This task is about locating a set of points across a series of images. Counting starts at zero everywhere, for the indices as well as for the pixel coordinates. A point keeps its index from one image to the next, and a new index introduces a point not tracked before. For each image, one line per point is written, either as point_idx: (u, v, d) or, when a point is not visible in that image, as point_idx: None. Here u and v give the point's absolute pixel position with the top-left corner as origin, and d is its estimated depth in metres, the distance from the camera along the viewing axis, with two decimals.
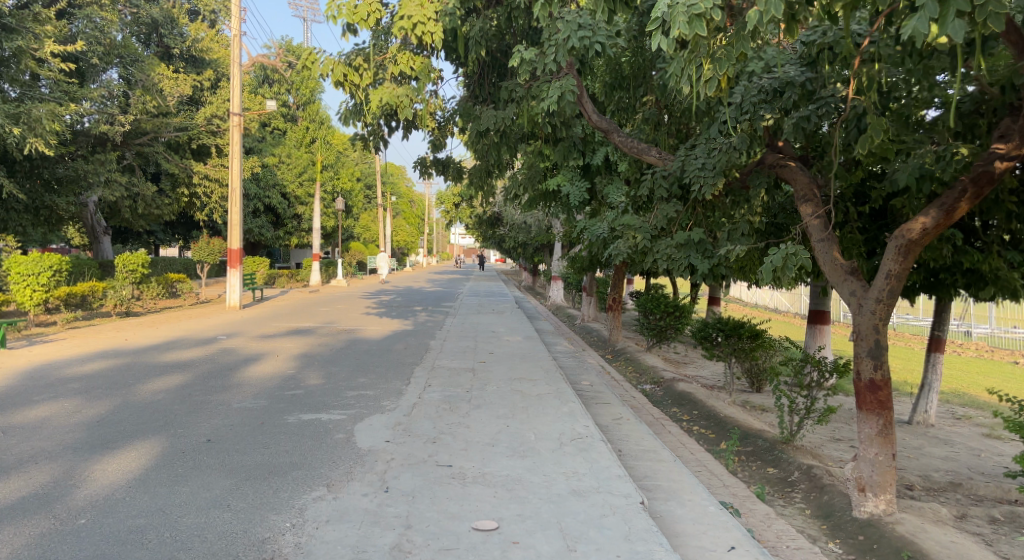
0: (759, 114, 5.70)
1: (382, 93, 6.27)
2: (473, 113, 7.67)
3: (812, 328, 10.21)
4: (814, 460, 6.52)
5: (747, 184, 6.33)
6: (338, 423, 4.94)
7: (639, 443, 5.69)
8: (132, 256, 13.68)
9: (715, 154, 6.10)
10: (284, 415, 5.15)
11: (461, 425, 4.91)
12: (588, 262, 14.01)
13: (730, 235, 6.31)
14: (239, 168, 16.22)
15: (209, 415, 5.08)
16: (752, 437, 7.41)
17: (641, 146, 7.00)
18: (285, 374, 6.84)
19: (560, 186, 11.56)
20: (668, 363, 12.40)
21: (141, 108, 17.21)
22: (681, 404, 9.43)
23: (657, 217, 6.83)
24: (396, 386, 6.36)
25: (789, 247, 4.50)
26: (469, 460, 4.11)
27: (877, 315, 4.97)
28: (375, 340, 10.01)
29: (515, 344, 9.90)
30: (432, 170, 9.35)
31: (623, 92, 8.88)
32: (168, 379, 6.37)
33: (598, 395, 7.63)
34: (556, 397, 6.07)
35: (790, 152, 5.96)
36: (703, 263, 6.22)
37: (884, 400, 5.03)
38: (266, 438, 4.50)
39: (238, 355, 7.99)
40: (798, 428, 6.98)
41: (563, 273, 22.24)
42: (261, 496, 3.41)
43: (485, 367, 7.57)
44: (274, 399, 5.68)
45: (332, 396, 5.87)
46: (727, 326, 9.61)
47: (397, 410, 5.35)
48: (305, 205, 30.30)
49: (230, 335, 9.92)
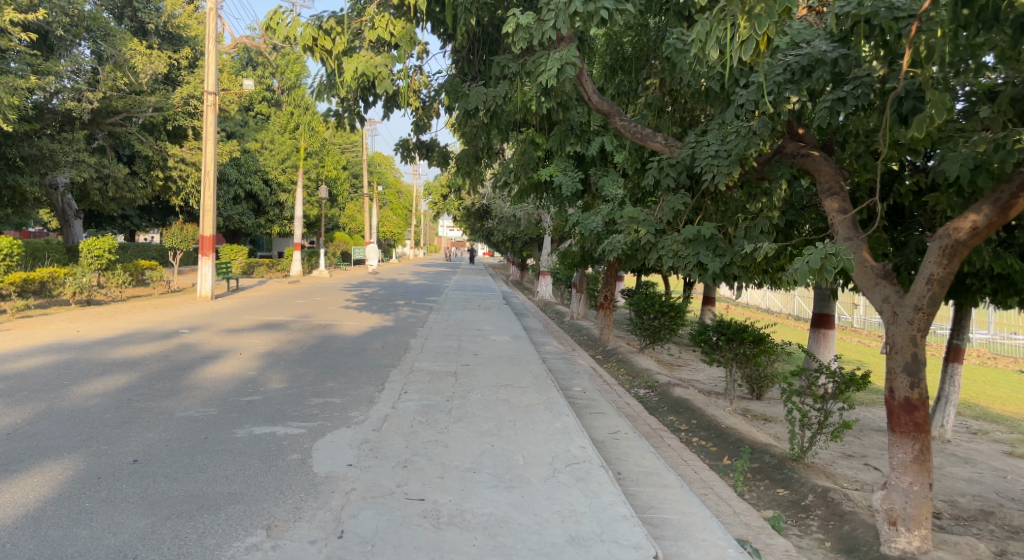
0: (784, 96, 5.10)
1: (357, 62, 5.45)
2: (461, 91, 6.90)
3: (816, 333, 9.66)
4: (829, 482, 5.95)
5: (764, 174, 5.76)
6: (295, 439, 4.23)
7: (640, 464, 5.05)
8: (98, 241, 12.86)
9: (731, 139, 5.51)
10: (234, 427, 4.41)
11: (438, 444, 4.23)
12: (580, 257, 13.39)
13: (746, 232, 5.68)
14: (214, 151, 15.33)
15: (146, 425, 4.33)
16: (758, 452, 6.82)
17: (645, 131, 6.42)
18: (245, 376, 6.07)
19: (551, 176, 10.60)
20: (662, 365, 11.82)
21: (113, 85, 15.97)
22: (678, 412, 8.81)
23: (663, 209, 6.19)
24: (368, 393, 5.65)
25: (828, 246, 3.89)
26: (445, 492, 3.43)
27: (915, 325, 4.40)
28: (351, 337, 9.26)
29: (502, 344, 9.22)
30: (415, 153, 8.61)
31: (624, 75, 8.27)
32: (109, 380, 5.60)
33: (592, 404, 6.97)
34: (547, 409, 5.41)
35: (810, 142, 5.60)
36: (713, 261, 5.55)
37: (921, 422, 4.49)
38: (206, 458, 3.76)
39: (197, 352, 7.22)
40: (810, 445, 6.40)
41: (552, 268, 21.63)
42: (181, 544, 2.72)
43: (469, 371, 6.88)
44: (226, 406, 4.92)
45: (293, 403, 5.14)
46: (729, 329, 9.06)
47: (365, 424, 4.65)
48: (287, 193, 29.38)
49: (194, 328, 9.12)
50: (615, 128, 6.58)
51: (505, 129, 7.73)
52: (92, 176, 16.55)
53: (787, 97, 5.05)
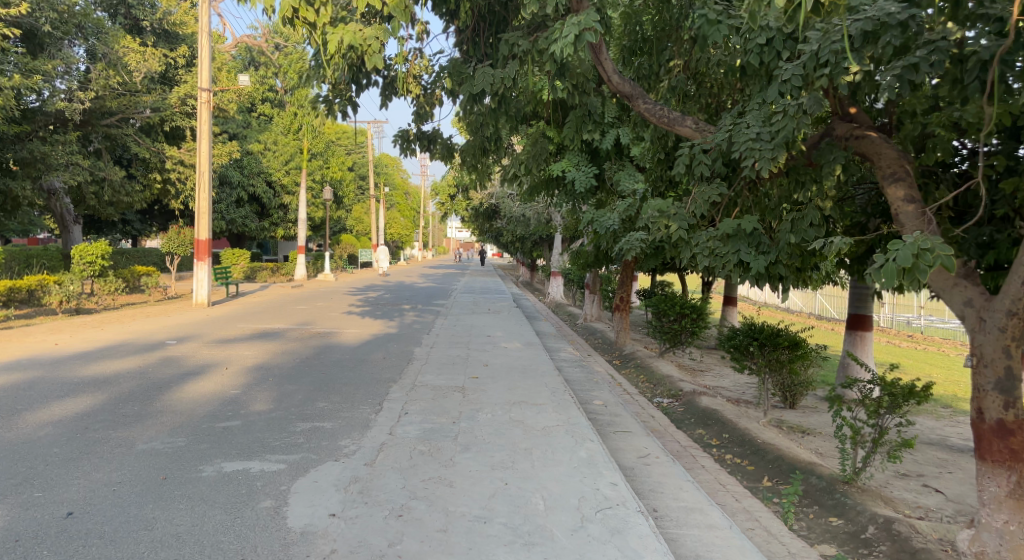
0: (843, 65, 4.41)
1: (343, 32, 4.81)
2: (466, 72, 6.23)
3: (852, 335, 8.96)
4: (890, 510, 5.20)
5: (813, 161, 5.07)
6: (271, 480, 3.53)
7: (678, 498, 4.33)
8: (90, 248, 12.41)
9: (776, 120, 4.85)
10: (199, 463, 3.71)
11: (441, 483, 3.54)
12: (594, 257, 12.67)
13: (793, 225, 4.95)
14: (208, 150, 14.72)
15: (96, 461, 3.65)
16: (802, 473, 6.08)
17: (671, 114, 5.88)
18: (227, 396, 5.39)
19: (564, 171, 9.83)
20: (684, 371, 11.06)
21: (105, 84, 15.35)
22: (707, 424, 8.07)
23: (695, 201, 5.49)
24: (363, 415, 4.96)
25: (919, 240, 3.15)
26: (449, 553, 2.73)
27: (1009, 334, 3.70)
28: (351, 346, 8.59)
29: (514, 352, 8.51)
30: (416, 145, 7.92)
31: (644, 57, 7.61)
32: (70, 401, 4.92)
33: (615, 420, 6.25)
34: (567, 432, 4.72)
35: (863, 123, 5.01)
36: (757, 260, 4.83)
37: (1018, 449, 3.78)
38: (157, 507, 3.06)
39: (180, 367, 6.57)
40: (865, 466, 5.64)
41: (564, 268, 20.92)
42: None
43: (478, 386, 6.19)
44: (198, 435, 4.23)
45: (274, 430, 4.45)
46: (762, 333, 8.31)
47: (358, 456, 3.96)
48: (290, 195, 28.81)
49: (182, 339, 8.44)
50: (639, 112, 6.12)
51: (514, 117, 7.07)
52: (86, 180, 15.91)
53: (846, 68, 4.38)
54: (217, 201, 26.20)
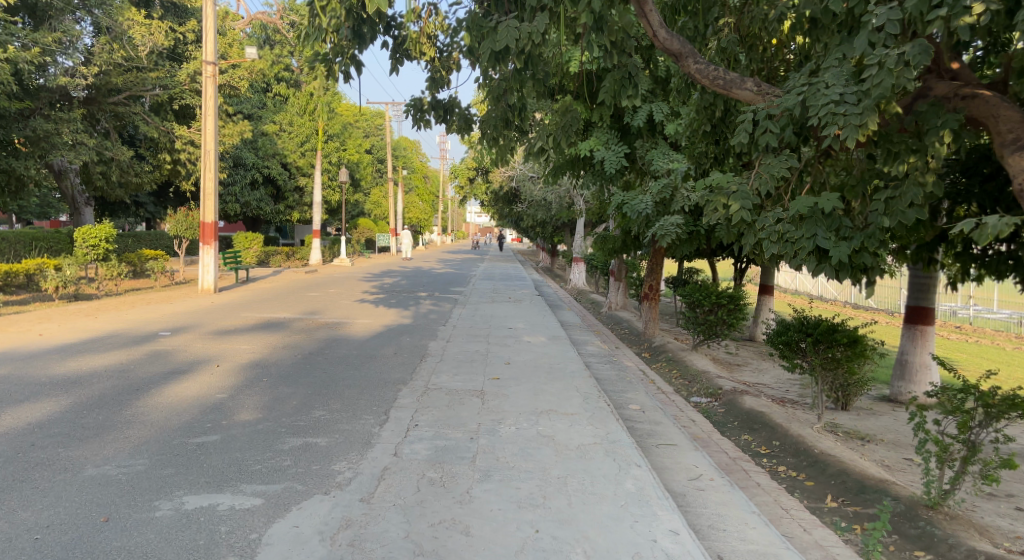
0: (964, 3, 3.43)
1: None
2: (485, 25, 5.31)
3: (912, 330, 8.01)
4: (989, 544, 4.33)
5: (908, 127, 4.15)
6: (240, 523, 2.78)
7: (745, 538, 3.49)
8: (94, 230, 12.02)
9: (866, 77, 3.87)
10: (156, 498, 2.98)
11: (455, 529, 2.79)
12: (622, 242, 11.59)
13: (885, 204, 4.01)
14: (214, 128, 13.99)
15: (27, 494, 2.93)
16: (873, 493, 5.18)
17: (727, 74, 5.01)
18: (212, 400, 4.71)
19: (591, 151, 8.92)
20: (721, 367, 10.18)
21: (109, 58, 14.97)
22: (753, 429, 7.22)
23: (759, 177, 4.61)
24: (365, 428, 4.23)
25: None
26: None
27: None
28: (359, 338, 7.90)
29: (537, 347, 7.72)
30: (430, 116, 7.11)
31: (689, 15, 6.61)
32: (23, 406, 4.26)
33: (657, 430, 5.43)
34: (607, 454, 3.92)
35: (969, 80, 4.14)
36: (837, 247, 3.93)
37: None
38: None
39: (167, 362, 5.93)
40: (952, 489, 4.70)
41: (587, 254, 20.08)
42: None
43: (499, 389, 5.42)
44: (165, 454, 3.53)
45: (257, 449, 3.72)
46: (815, 329, 7.40)
47: (354, 488, 3.21)
48: (306, 177, 28.27)
49: (178, 330, 7.80)
50: (687, 74, 5.24)
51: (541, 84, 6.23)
52: (93, 160, 15.39)
53: (968, 8, 3.42)
54: (233, 182, 26.32)
